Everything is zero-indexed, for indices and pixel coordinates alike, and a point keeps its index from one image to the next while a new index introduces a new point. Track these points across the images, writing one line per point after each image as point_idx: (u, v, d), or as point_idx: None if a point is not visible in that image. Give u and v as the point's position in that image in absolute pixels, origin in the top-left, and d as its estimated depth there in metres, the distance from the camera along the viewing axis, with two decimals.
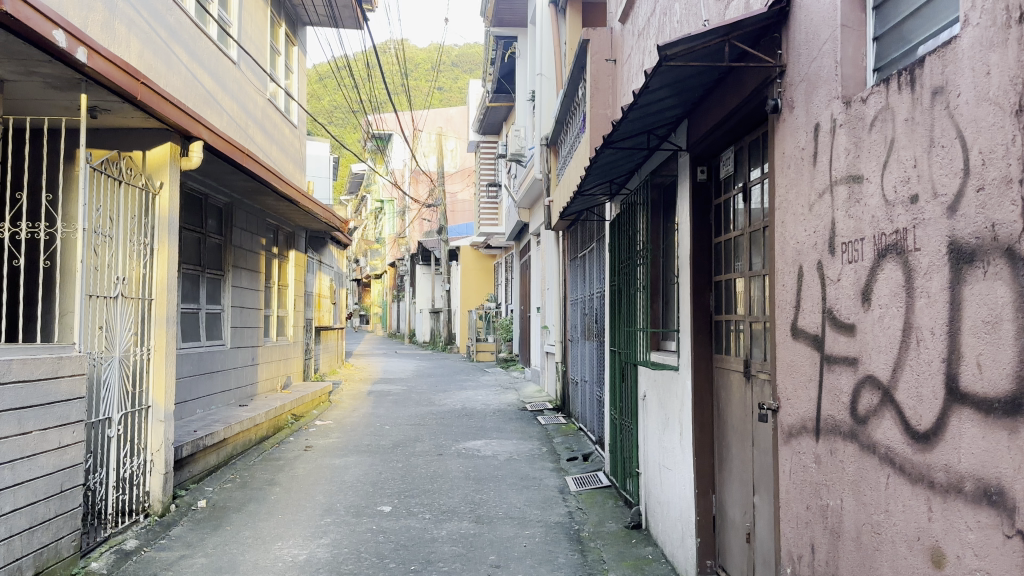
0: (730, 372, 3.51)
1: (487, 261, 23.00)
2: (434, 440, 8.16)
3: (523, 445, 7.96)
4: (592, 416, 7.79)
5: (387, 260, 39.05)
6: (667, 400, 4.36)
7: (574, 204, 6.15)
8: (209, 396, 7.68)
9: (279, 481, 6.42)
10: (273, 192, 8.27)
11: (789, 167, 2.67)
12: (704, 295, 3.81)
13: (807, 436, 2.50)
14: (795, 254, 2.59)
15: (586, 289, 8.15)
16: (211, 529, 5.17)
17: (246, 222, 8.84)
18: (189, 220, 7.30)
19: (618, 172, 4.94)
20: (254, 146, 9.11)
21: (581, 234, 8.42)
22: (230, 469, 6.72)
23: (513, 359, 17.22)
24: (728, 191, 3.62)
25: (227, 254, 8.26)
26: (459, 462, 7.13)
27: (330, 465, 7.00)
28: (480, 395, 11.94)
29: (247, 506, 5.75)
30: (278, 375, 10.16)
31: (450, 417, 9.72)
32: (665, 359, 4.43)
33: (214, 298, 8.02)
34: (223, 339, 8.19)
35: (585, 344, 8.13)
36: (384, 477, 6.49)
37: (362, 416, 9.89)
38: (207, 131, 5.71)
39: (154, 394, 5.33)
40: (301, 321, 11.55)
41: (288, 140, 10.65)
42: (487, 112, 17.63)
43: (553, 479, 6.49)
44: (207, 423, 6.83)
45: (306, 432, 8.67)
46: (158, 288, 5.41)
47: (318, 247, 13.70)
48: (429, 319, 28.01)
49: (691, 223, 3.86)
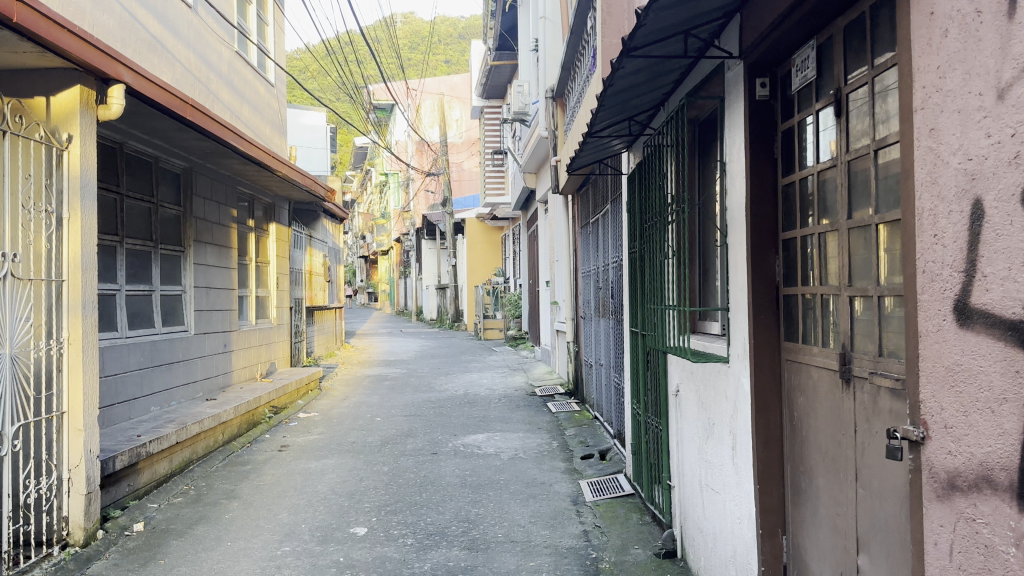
0: (814, 370, 2.45)
1: (495, 233, 21.91)
2: (429, 435, 7.12)
3: (530, 440, 6.91)
4: (609, 404, 6.76)
5: (392, 235, 37.84)
6: (710, 398, 3.31)
7: (583, 155, 5.07)
8: (168, 391, 6.69)
9: (239, 494, 5.41)
10: (238, 154, 7.19)
11: (945, 34, 1.58)
12: (767, 259, 2.74)
13: (997, 498, 1.43)
14: (964, 181, 1.51)
15: (599, 260, 7.08)
16: (140, 564, 4.16)
17: (211, 190, 7.80)
18: (134, 187, 6.28)
19: (640, 103, 3.86)
20: (220, 105, 8.03)
21: (594, 195, 7.32)
22: (184, 478, 5.72)
23: (522, 338, 16.20)
24: (807, 108, 2.53)
25: (188, 228, 7.25)
26: (455, 463, 6.08)
27: (305, 471, 5.97)
28: (485, 378, 10.90)
29: (193, 529, 4.73)
30: (258, 362, 9.14)
31: (450, 405, 8.70)
32: (706, 345, 3.38)
33: (172, 279, 7.00)
34: (185, 325, 7.19)
35: (600, 322, 7.09)
36: (364, 487, 5.47)
37: (352, 406, 8.89)
38: (129, 72, 4.65)
39: (70, 398, 4.34)
40: (287, 302, 10.53)
41: (264, 99, 9.58)
42: (490, 72, 16.36)
43: (565, 486, 5.43)
44: (157, 426, 5.83)
45: (285, 428, 7.66)
46: (70, 266, 4.39)
47: (307, 220, 12.65)
48: (435, 296, 26.99)
49: (747, 160, 2.76)
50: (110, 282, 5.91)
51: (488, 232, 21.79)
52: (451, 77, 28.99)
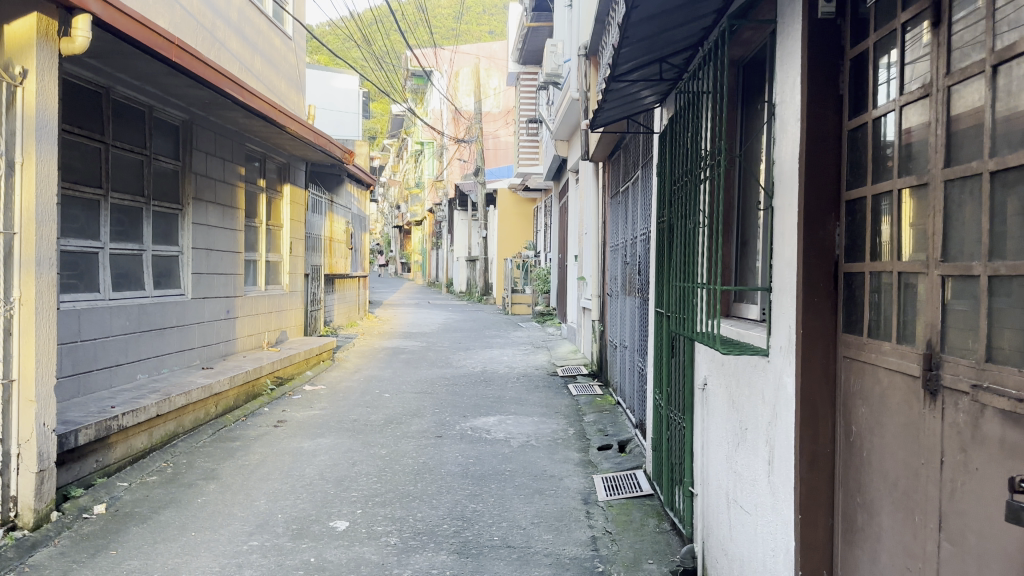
0: (883, 374, 1.85)
1: (527, 206, 21.30)
2: (437, 416, 6.60)
3: (545, 425, 6.35)
4: (632, 390, 6.19)
5: (425, 206, 37.36)
6: (743, 397, 2.72)
7: (609, 109, 4.47)
8: (159, 357, 6.27)
9: (219, 475, 4.94)
10: (240, 107, 6.69)
11: None
12: (824, 228, 2.13)
13: None
14: None
15: (628, 232, 6.47)
16: (88, 554, 3.69)
17: (215, 146, 7.31)
18: (122, 137, 5.82)
19: (673, 39, 3.25)
20: (228, 55, 7.52)
21: (624, 161, 6.70)
22: (164, 455, 5.28)
23: (550, 314, 15.65)
24: (889, 22, 1.90)
25: (186, 184, 6.78)
26: (459, 449, 5.55)
27: (295, 451, 5.49)
28: (505, 355, 10.36)
29: (159, 515, 4.27)
30: (266, 330, 8.68)
31: (465, 383, 8.18)
32: (740, 333, 2.78)
33: (168, 238, 6.55)
34: (182, 288, 6.75)
35: (626, 299, 6.51)
36: (355, 472, 4.95)
37: (362, 379, 8.41)
38: (98, 2, 4.12)
39: (22, 365, 3.88)
40: (302, 268, 10.07)
41: (279, 53, 9.05)
42: (527, 36, 15.64)
43: (576, 481, 4.87)
44: (137, 396, 5.38)
45: (287, 401, 7.20)
46: (22, 217, 3.89)
47: (328, 184, 12.16)
48: (466, 268, 26.52)
49: (804, 98, 2.15)
50: (93, 240, 5.46)
51: (521, 204, 21.18)
52: (490, 45, 28.17)
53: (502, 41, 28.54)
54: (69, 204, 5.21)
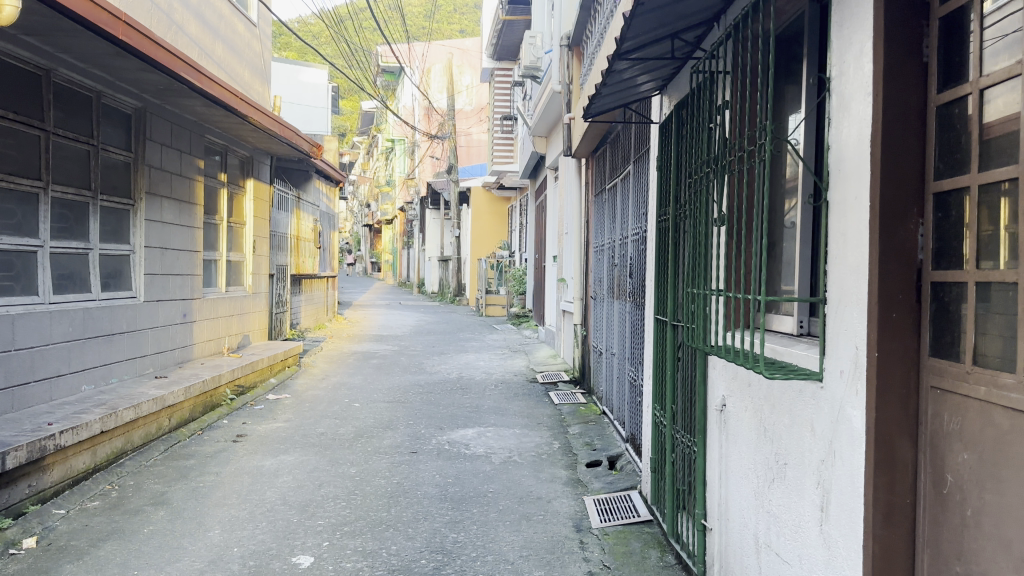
0: (1000, 416, 1.45)
1: (501, 204, 20.85)
2: (411, 429, 6.13)
3: (528, 439, 5.92)
4: (621, 401, 5.79)
5: (396, 205, 36.75)
6: (783, 428, 2.30)
7: (604, 96, 4.03)
8: (106, 366, 5.72)
9: (169, 500, 4.44)
10: (199, 94, 6.17)
11: None
12: (906, 227, 1.73)
13: None
14: None
15: (616, 230, 6.06)
16: None
17: (171, 137, 6.77)
18: (65, 124, 5.28)
19: (690, 10, 2.82)
20: (185, 39, 6.98)
21: (612, 156, 6.30)
22: (107, 477, 4.75)
23: (525, 316, 15.25)
24: None
25: (139, 178, 6.25)
26: (436, 467, 5.09)
27: (255, 470, 4.99)
28: (482, 360, 9.90)
29: (98, 549, 3.76)
30: (226, 334, 8.14)
31: (439, 391, 7.72)
32: (778, 351, 2.38)
33: (117, 236, 6.01)
34: (134, 290, 6.22)
35: (614, 303, 6.11)
36: (322, 496, 4.48)
37: (331, 387, 7.92)
38: None
39: None
40: (266, 268, 9.52)
41: (243, 39, 8.52)
42: (502, 29, 15.19)
43: (565, 503, 4.44)
44: (80, 410, 4.85)
45: (248, 412, 6.69)
46: None
47: (294, 180, 11.62)
48: (438, 268, 26.04)
49: (881, 67, 1.74)
50: (30, 237, 4.93)
51: (494, 204, 20.74)
52: (462, 40, 27.70)
53: (475, 37, 28.07)
54: (2, 196, 4.67)
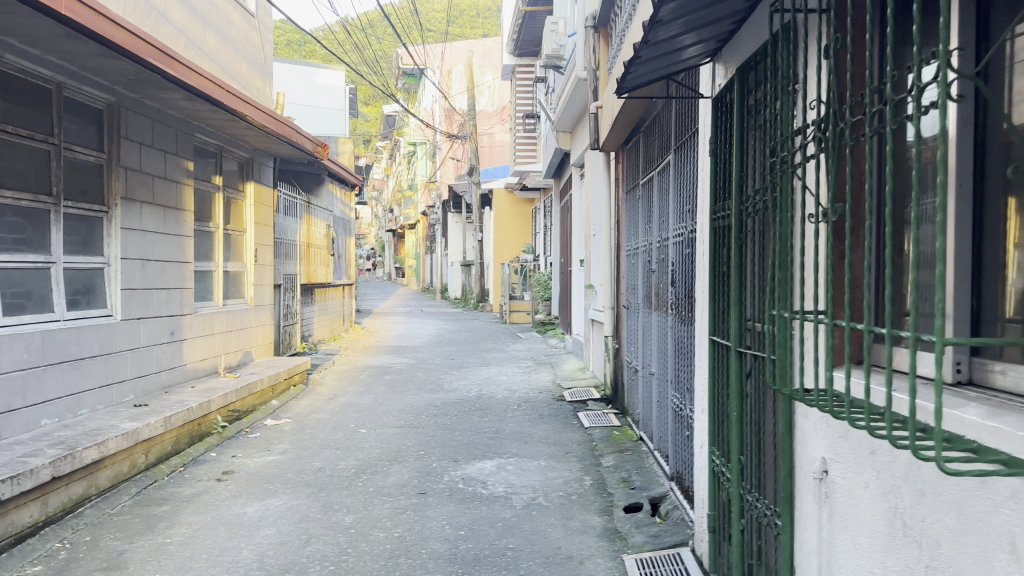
0: None
1: (525, 207, 20.09)
2: (421, 462, 5.36)
3: (556, 474, 5.11)
4: (663, 430, 4.98)
5: (419, 209, 36.20)
6: (946, 531, 1.50)
7: (640, 66, 3.22)
8: (72, 395, 5.01)
9: (125, 563, 3.69)
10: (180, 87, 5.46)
11: None
12: None
13: None
14: None
15: (653, 232, 5.25)
16: None
17: (152, 135, 6.09)
18: (17, 119, 4.58)
19: None
20: (169, 26, 6.29)
21: (648, 146, 5.50)
22: (57, 532, 4.01)
23: (551, 323, 14.49)
24: None
25: (113, 181, 5.55)
26: (447, 514, 4.32)
27: (234, 521, 4.24)
28: (504, 374, 9.12)
29: None
30: (223, 352, 7.44)
31: (456, 413, 6.95)
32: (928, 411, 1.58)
33: (89, 247, 5.33)
34: (110, 308, 5.54)
35: (651, 315, 5.31)
36: (307, 557, 3.72)
37: (337, 409, 7.19)
38: None
39: None
40: (270, 279, 8.84)
41: (239, 29, 7.83)
42: (523, 23, 14.43)
43: (600, 565, 3.64)
44: (29, 452, 4.12)
45: (241, 442, 5.98)
46: None
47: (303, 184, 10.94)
48: (461, 273, 25.39)
49: None
50: None
51: (518, 206, 19.98)
52: (484, 40, 26.96)
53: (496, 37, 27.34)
54: None
